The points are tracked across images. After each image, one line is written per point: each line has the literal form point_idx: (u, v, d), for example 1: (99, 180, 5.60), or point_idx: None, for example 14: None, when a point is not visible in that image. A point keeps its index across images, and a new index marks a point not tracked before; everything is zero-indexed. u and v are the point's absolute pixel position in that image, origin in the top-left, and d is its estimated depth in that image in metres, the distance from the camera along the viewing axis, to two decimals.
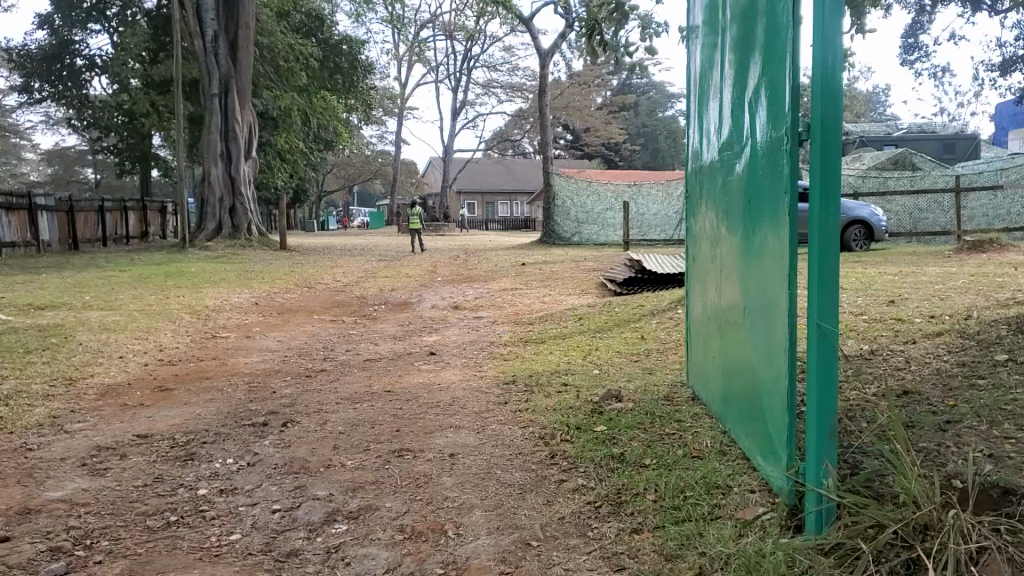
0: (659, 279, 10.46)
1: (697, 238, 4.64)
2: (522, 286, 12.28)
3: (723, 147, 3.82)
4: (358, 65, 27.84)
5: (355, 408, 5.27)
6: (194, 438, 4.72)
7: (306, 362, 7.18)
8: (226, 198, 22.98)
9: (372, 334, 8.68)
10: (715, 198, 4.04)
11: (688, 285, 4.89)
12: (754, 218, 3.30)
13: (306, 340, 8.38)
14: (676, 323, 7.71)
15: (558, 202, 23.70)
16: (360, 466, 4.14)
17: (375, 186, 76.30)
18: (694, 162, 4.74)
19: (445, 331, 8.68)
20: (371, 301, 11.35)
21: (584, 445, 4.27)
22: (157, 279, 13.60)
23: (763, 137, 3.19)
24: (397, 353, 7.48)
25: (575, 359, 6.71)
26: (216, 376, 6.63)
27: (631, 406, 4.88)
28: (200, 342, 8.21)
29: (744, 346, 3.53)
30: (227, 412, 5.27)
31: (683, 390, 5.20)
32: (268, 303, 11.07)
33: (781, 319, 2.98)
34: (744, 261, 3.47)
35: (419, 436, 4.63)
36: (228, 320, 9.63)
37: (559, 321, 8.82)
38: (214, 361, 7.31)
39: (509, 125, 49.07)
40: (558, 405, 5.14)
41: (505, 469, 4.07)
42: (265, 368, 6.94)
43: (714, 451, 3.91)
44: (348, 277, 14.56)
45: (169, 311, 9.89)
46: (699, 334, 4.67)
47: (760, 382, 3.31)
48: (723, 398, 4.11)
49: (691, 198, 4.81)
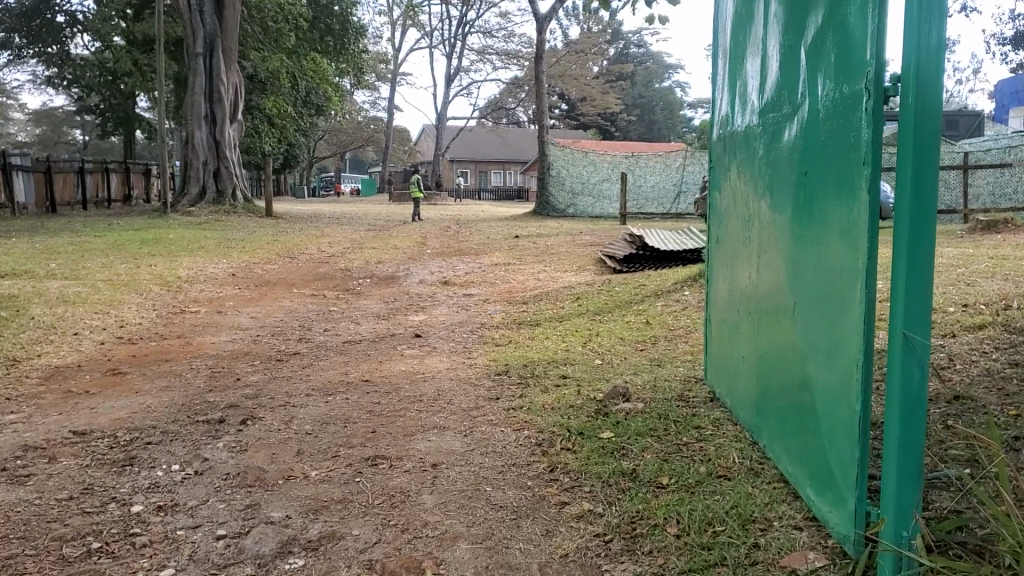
0: (663, 257, 9.86)
1: (722, 213, 4.03)
2: (516, 261, 11.63)
3: (765, 111, 3.19)
4: (350, 27, 26.30)
5: (326, 403, 4.65)
6: (138, 438, 4.08)
7: (279, 343, 6.53)
8: (210, 162, 22.17)
9: (354, 311, 8.02)
10: (750, 167, 3.43)
11: (709, 266, 4.30)
12: (811, 190, 2.68)
13: (282, 317, 7.73)
14: (684, 307, 7.06)
15: (553, 171, 22.84)
16: (326, 479, 3.52)
17: (367, 151, 75.17)
18: (720, 130, 4.12)
19: (433, 310, 8.04)
20: (355, 274, 10.69)
21: (588, 456, 3.67)
22: (132, 246, 12.91)
23: (826, 95, 2.56)
24: (380, 334, 6.83)
25: (574, 346, 6.09)
26: (176, 359, 5.98)
27: (641, 408, 4.27)
28: (166, 318, 7.54)
29: (790, 344, 2.93)
30: (179, 405, 4.63)
31: (700, 387, 4.61)
32: (245, 274, 10.41)
33: (851, 324, 2.36)
34: (793, 244, 2.85)
35: (396, 440, 4.01)
36: (201, 293, 8.96)
37: (555, 301, 8.18)
38: (177, 341, 6.65)
39: (504, 93, 48.13)
40: (557, 404, 4.52)
41: (495, 485, 3.46)
42: (232, 350, 6.30)
43: (744, 471, 3.33)
44: (334, 247, 13.88)
45: (138, 282, 9.22)
46: (721, 324, 4.07)
47: (812, 390, 2.71)
48: (754, 400, 3.53)
49: (714, 168, 4.21)
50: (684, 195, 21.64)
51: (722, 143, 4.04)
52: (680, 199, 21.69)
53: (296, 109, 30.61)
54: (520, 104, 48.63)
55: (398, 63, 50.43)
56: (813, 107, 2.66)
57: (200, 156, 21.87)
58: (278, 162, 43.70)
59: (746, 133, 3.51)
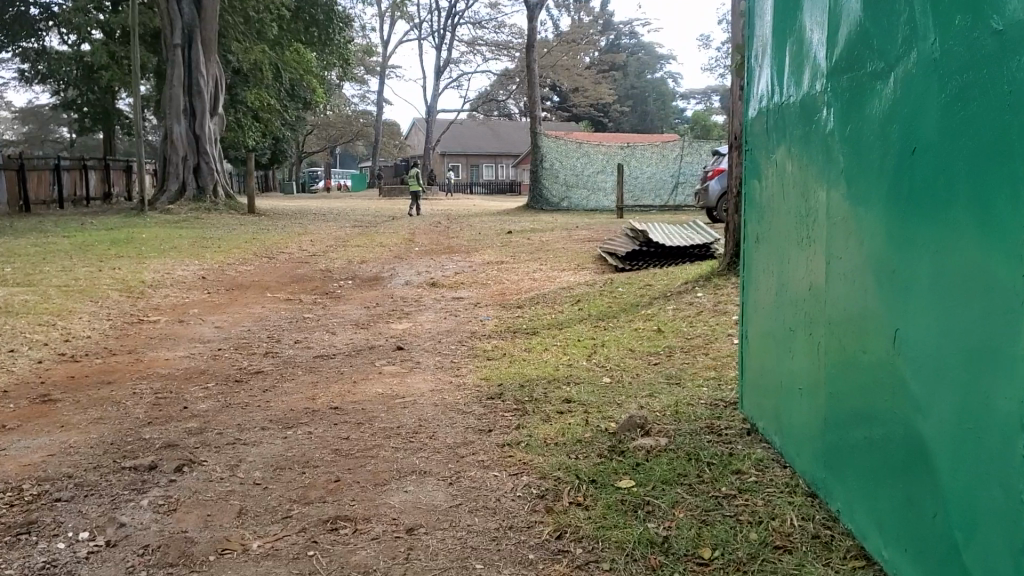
0: (669, 254, 9.08)
1: (765, 207, 3.27)
2: (509, 260, 10.83)
3: (837, 72, 2.43)
4: (335, 16, 25.00)
5: (283, 440, 3.86)
6: (46, 492, 3.28)
7: (242, 359, 5.73)
8: (190, 157, 21.29)
9: (332, 319, 7.23)
10: (813, 144, 2.67)
11: (747, 272, 3.53)
12: (924, 171, 1.91)
13: (250, 327, 6.93)
14: (699, 312, 6.28)
15: (546, 164, 21.86)
16: (270, 554, 2.75)
17: (357, 146, 74.34)
18: (761, 108, 3.35)
19: (418, 316, 7.25)
20: (336, 275, 9.91)
21: (605, 516, 2.92)
22: (100, 247, 12.09)
23: (949, 42, 1.80)
24: (357, 347, 6.03)
25: (577, 360, 5.30)
26: (119, 381, 5.17)
27: (664, 442, 3.53)
28: (119, 331, 6.73)
29: (885, 380, 2.16)
30: (105, 446, 3.83)
31: (733, 417, 3.85)
32: (217, 278, 9.60)
33: (1007, 376, 1.60)
34: (891, 246, 2.10)
35: (365, 491, 3.24)
36: (164, 299, 8.15)
37: (553, 306, 7.40)
38: (126, 358, 5.85)
39: (495, 86, 47.20)
40: (560, 437, 3.75)
41: (486, 559, 2.69)
42: (187, 369, 5.49)
43: (808, 542, 2.61)
44: (316, 246, 13.07)
45: (95, 289, 8.40)
46: (765, 346, 3.30)
47: (929, 453, 1.94)
48: (819, 443, 2.76)
49: (751, 154, 3.46)
50: (682, 186, 21.11)
51: (765, 120, 3.27)
52: (678, 190, 21.15)
53: (281, 102, 29.79)
54: (510, 96, 47.64)
55: (387, 55, 49.48)
56: (927, 53, 1.89)
57: (180, 151, 20.98)
58: (265, 157, 42.82)
59: (804, 101, 2.76)
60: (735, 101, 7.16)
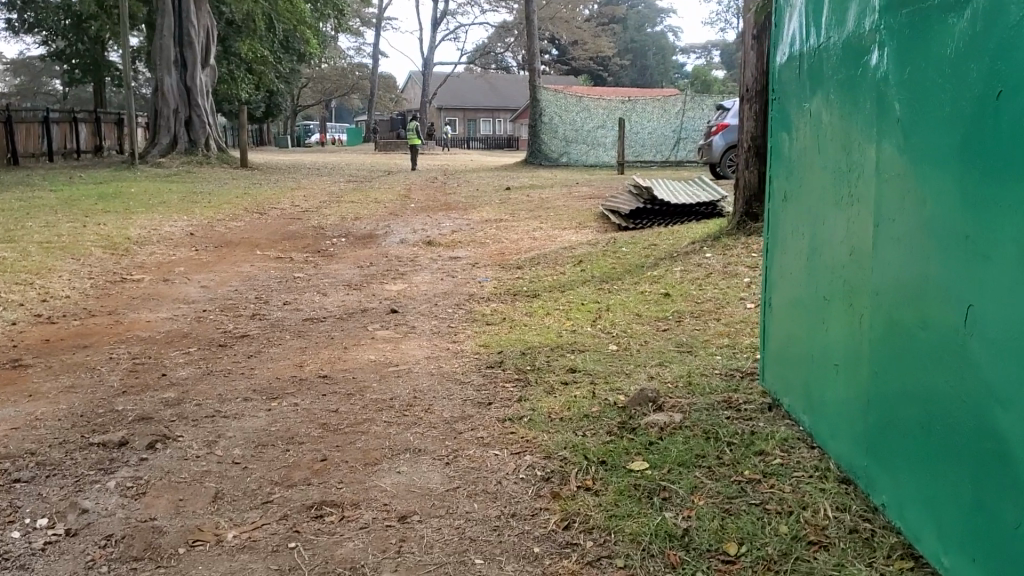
0: (675, 212, 8.75)
1: (796, 162, 2.96)
2: (509, 217, 10.48)
3: (895, 6, 2.10)
4: None
5: (267, 414, 3.58)
6: (5, 471, 2.99)
7: (227, 322, 5.44)
8: (181, 110, 20.79)
9: (323, 279, 6.91)
10: (859, 92, 2.36)
11: (772, 234, 3.24)
12: (1012, 124, 1.61)
13: (238, 287, 6.63)
14: (708, 275, 5.96)
15: (546, 119, 21.49)
16: (247, 547, 2.48)
17: (353, 99, 73.33)
18: (791, 53, 3.01)
19: (413, 277, 6.94)
20: (328, 232, 9.57)
21: (617, 503, 2.65)
22: (86, 202, 11.71)
23: None
24: (348, 310, 5.73)
25: (580, 325, 5.01)
26: (95, 345, 4.87)
27: (678, 418, 3.25)
28: (100, 290, 6.42)
29: (952, 365, 1.88)
30: (75, 419, 3.54)
31: (752, 391, 3.58)
32: (206, 234, 9.27)
33: None
34: (964, 211, 1.80)
35: (354, 473, 2.96)
36: (149, 257, 7.82)
37: (554, 267, 7.09)
38: (105, 320, 5.54)
39: (493, 39, 46.33)
40: (566, 412, 3.46)
41: (486, 554, 2.42)
42: (169, 333, 5.20)
43: (845, 537, 2.34)
44: (310, 201, 12.70)
45: (78, 245, 8.07)
46: (792, 315, 3.03)
47: (1009, 454, 1.67)
48: (858, 427, 2.49)
49: (780, 102, 3.13)
50: (684, 142, 20.74)
51: (796, 65, 2.95)
52: (680, 145, 20.79)
53: (275, 54, 29.16)
54: (509, 49, 46.73)
55: (383, 7, 48.49)
56: None
57: (171, 103, 20.48)
58: (260, 110, 42.18)
59: (848, 43, 2.43)
60: (746, 51, 6.79)
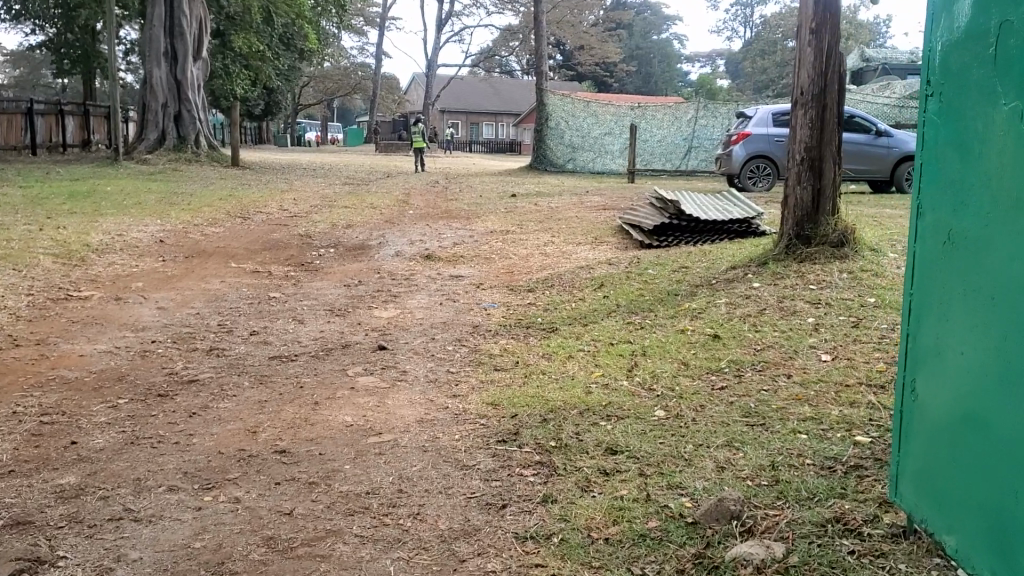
0: (703, 228, 7.75)
1: (983, 188, 1.95)
2: (516, 229, 9.48)
3: None
4: None
5: (195, 516, 2.58)
6: None
7: (176, 360, 4.42)
8: (171, 105, 19.79)
9: (302, 301, 5.90)
10: None
11: (924, 288, 2.23)
12: None
13: (200, 310, 5.62)
14: (760, 311, 4.96)
15: (552, 122, 20.52)
16: None
17: (355, 99, 72.40)
18: (975, 26, 1.99)
19: (407, 301, 5.93)
20: (316, 242, 8.55)
21: None
22: (54, 201, 10.69)
23: None
24: (327, 345, 4.72)
25: (613, 378, 3.99)
26: (3, 391, 3.85)
27: (779, 554, 2.24)
28: (34, 311, 5.40)
29: None
30: None
31: (868, 499, 2.57)
32: (177, 242, 8.26)
33: None
34: None
35: None
36: (107, 269, 6.82)
37: (572, 291, 6.09)
38: (28, 354, 4.52)
39: (497, 42, 45.22)
40: (615, 527, 2.47)
41: None
42: (101, 373, 4.19)
43: None
44: (298, 206, 11.68)
45: (26, 253, 7.06)
46: (968, 412, 2.01)
47: None
48: None
49: (944, 100, 2.14)
50: (696, 151, 19.74)
51: (988, 43, 1.93)
52: (691, 156, 19.78)
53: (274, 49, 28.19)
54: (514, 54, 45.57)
55: (387, 7, 47.47)
56: None
57: (160, 97, 19.47)
58: (258, 108, 41.21)
59: None
60: (800, 49, 5.91)
